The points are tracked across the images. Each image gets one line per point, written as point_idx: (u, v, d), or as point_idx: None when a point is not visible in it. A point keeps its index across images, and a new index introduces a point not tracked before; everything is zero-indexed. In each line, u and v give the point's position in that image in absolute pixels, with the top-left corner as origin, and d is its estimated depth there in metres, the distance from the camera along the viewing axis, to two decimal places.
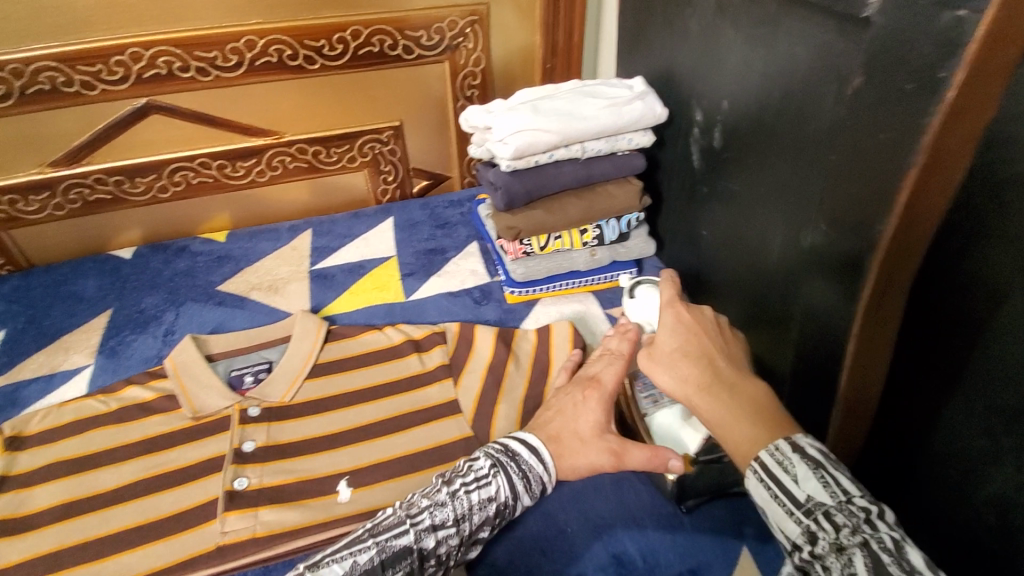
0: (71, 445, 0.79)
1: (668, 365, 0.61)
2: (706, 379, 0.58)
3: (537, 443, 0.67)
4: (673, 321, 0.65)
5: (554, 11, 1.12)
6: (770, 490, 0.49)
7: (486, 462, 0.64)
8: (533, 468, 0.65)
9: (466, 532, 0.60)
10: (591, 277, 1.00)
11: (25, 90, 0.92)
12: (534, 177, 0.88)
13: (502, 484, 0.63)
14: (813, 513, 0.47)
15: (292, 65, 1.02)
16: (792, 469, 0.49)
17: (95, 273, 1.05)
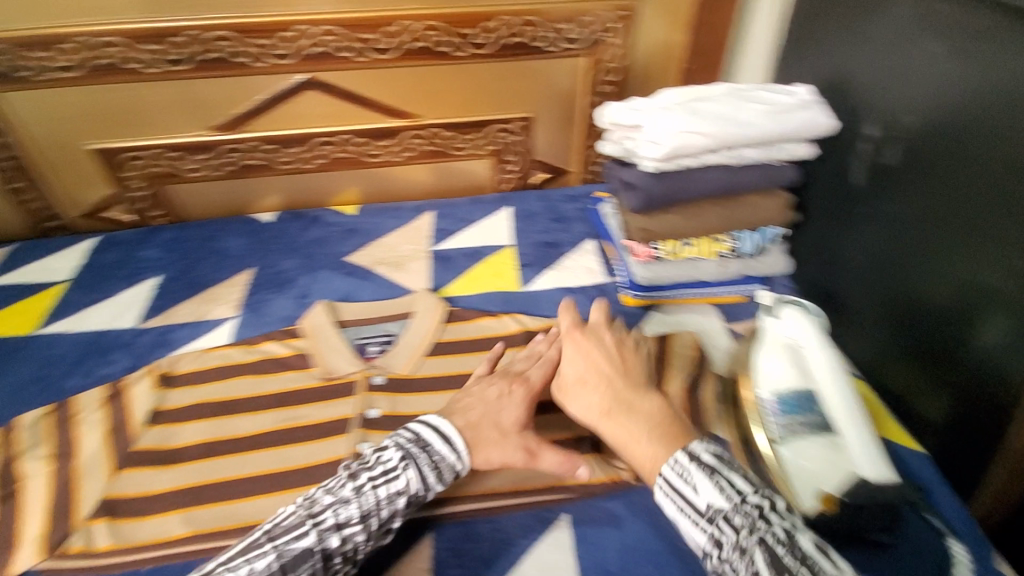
0: (214, 390, 0.84)
1: (574, 394, 0.69)
2: (608, 404, 0.65)
3: (444, 432, 0.66)
4: (574, 352, 0.72)
5: (703, 11, 1.09)
6: (675, 503, 0.56)
7: (393, 455, 0.63)
8: (443, 458, 0.64)
9: (375, 527, 0.59)
10: (718, 289, 0.96)
11: (203, 56, 1.00)
12: (678, 180, 0.86)
13: (412, 476, 0.61)
14: (714, 519, 0.53)
15: (441, 51, 1.06)
16: (691, 480, 0.55)
17: (240, 233, 1.14)
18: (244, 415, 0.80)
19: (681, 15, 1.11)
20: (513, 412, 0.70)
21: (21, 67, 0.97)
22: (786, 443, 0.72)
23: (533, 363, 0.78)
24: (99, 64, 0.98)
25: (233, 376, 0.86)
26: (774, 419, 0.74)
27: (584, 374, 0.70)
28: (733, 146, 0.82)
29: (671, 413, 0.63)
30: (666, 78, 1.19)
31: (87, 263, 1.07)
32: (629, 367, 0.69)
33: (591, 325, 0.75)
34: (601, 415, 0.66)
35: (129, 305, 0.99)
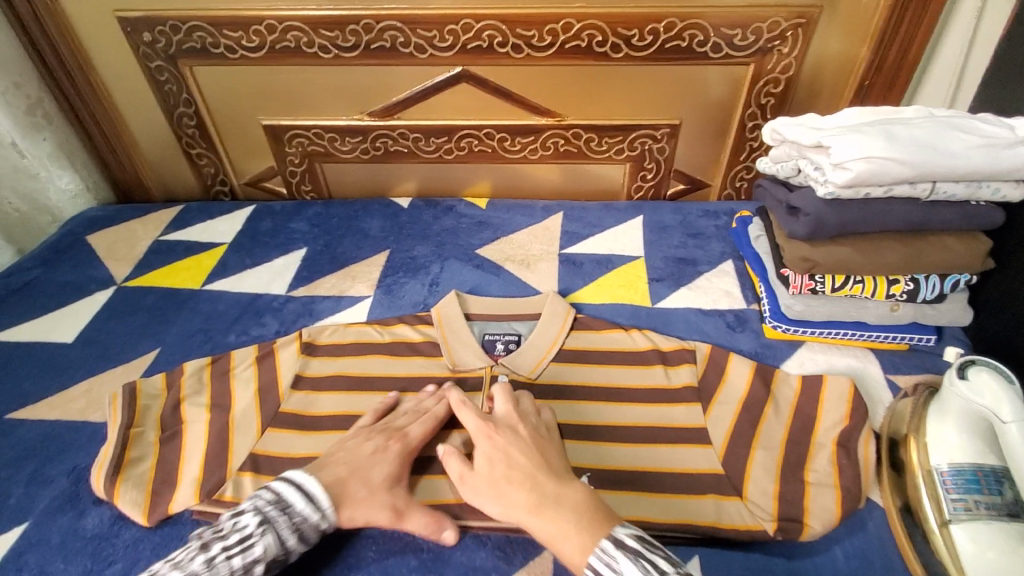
0: (350, 365, 0.85)
1: (494, 493, 0.59)
2: (534, 498, 0.57)
3: (316, 495, 0.61)
4: (489, 448, 0.62)
5: (898, 21, 0.97)
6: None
7: (249, 519, 0.57)
8: (306, 518, 0.60)
9: None
10: (880, 334, 0.86)
11: (370, 44, 1.05)
12: (856, 210, 0.77)
13: (270, 543, 0.56)
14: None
15: (598, 51, 1.03)
16: (618, 568, 0.50)
17: (379, 215, 1.19)
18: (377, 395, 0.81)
19: (870, 23, 0.99)
20: (380, 469, 0.66)
21: (216, 45, 1.07)
22: (961, 524, 0.63)
23: (416, 417, 0.73)
24: (282, 47, 1.06)
25: (367, 355, 0.86)
26: (951, 497, 0.65)
27: (503, 472, 0.60)
28: (934, 179, 0.73)
29: (597, 500, 0.57)
30: (838, 92, 1.08)
31: (245, 229, 1.17)
32: (548, 457, 0.62)
33: (501, 418, 0.66)
34: (528, 510, 0.57)
35: (279, 273, 1.06)
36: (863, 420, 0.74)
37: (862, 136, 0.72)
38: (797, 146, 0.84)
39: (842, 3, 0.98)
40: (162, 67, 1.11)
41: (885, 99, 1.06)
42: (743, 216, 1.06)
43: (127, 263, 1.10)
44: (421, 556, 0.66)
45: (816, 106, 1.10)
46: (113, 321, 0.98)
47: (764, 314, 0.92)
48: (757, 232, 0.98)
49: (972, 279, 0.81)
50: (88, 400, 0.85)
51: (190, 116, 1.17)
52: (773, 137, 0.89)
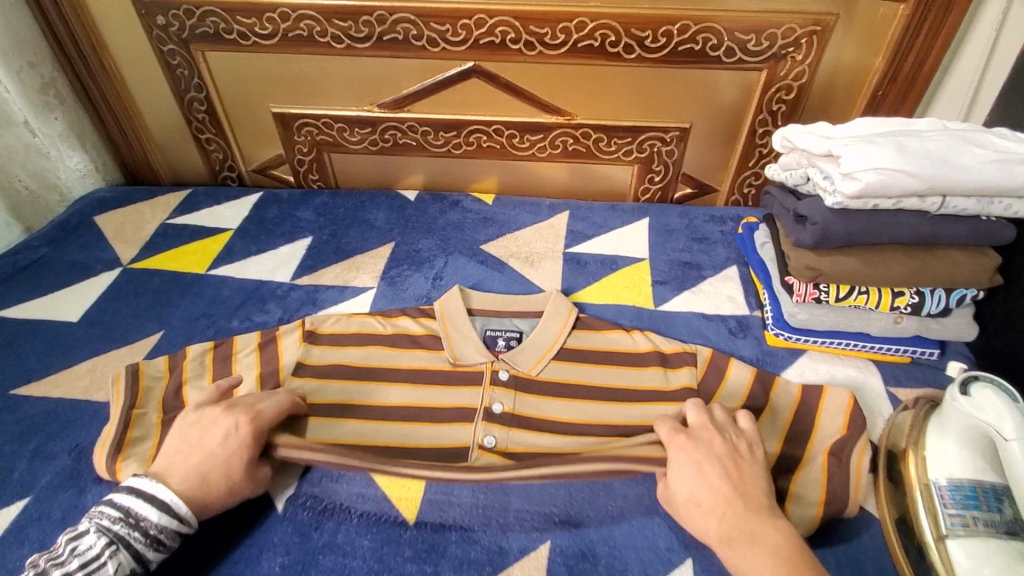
0: (350, 354, 0.85)
1: (686, 514, 0.62)
2: (724, 531, 0.58)
3: (170, 505, 0.61)
4: (683, 462, 0.63)
5: (913, 32, 0.97)
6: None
7: (94, 540, 0.57)
8: (160, 528, 0.60)
9: None
10: (883, 346, 0.86)
11: (383, 36, 1.04)
12: (864, 220, 0.77)
13: (121, 560, 0.57)
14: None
15: (611, 51, 1.03)
16: None
17: (385, 207, 1.19)
18: (378, 388, 0.81)
19: (885, 33, 0.99)
20: (229, 454, 0.64)
21: (230, 31, 1.07)
22: (958, 539, 0.63)
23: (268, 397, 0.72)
24: (294, 35, 1.06)
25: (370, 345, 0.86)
26: (950, 513, 0.65)
27: (696, 495, 0.61)
28: (943, 193, 0.73)
29: (798, 548, 0.57)
30: (850, 101, 1.07)
31: (251, 215, 1.17)
32: (747, 484, 0.61)
33: (695, 429, 0.67)
34: (718, 541, 0.59)
35: (284, 260, 1.07)
36: (862, 432, 0.73)
37: (873, 147, 0.72)
38: (806, 154, 0.84)
39: (859, 12, 0.97)
40: (175, 51, 1.11)
41: (898, 109, 1.06)
42: (749, 222, 1.06)
43: (134, 245, 1.10)
44: (416, 547, 0.66)
45: (828, 114, 1.09)
46: (117, 302, 0.98)
47: (767, 321, 0.91)
48: (763, 239, 0.98)
49: (978, 295, 0.81)
50: (92, 379, 0.85)
51: (201, 101, 1.17)
52: (784, 144, 0.89)
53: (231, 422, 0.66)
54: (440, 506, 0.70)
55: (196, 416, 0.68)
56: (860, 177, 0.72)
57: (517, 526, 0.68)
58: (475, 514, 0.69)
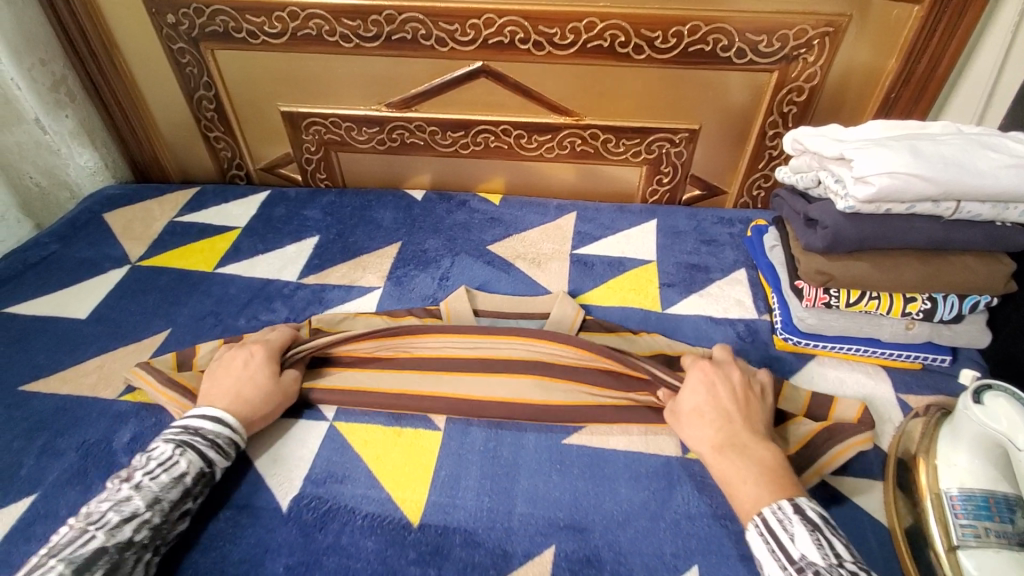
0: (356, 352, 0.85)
1: (688, 423, 0.71)
2: (720, 439, 0.67)
3: (218, 415, 0.70)
4: (697, 383, 0.73)
5: (927, 34, 0.96)
6: (767, 544, 0.58)
7: (165, 447, 0.67)
8: (220, 434, 0.69)
9: (167, 509, 0.63)
10: (894, 352, 0.85)
11: (392, 35, 1.04)
12: (876, 224, 0.76)
13: (192, 458, 0.67)
14: (805, 570, 0.55)
15: (620, 51, 1.02)
16: (789, 528, 0.58)
17: (392, 207, 1.19)
18: (389, 383, 0.81)
19: (899, 34, 0.97)
20: (253, 373, 0.76)
21: (239, 30, 1.07)
22: (969, 550, 0.62)
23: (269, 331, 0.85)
24: (303, 34, 1.06)
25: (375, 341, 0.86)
26: (962, 523, 0.64)
27: (701, 406, 0.71)
28: (958, 198, 0.71)
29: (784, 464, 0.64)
30: (862, 103, 1.06)
31: (259, 214, 1.17)
32: (751, 409, 0.70)
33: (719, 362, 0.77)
34: (712, 448, 0.67)
35: (291, 259, 1.07)
36: (868, 429, 0.73)
37: (886, 151, 0.71)
38: (818, 157, 0.83)
39: (872, 13, 0.96)
40: (184, 50, 1.11)
41: (911, 111, 1.04)
42: (759, 225, 1.05)
43: (143, 242, 1.11)
44: (420, 549, 0.66)
45: (839, 116, 1.08)
46: (125, 300, 0.99)
47: (776, 326, 0.90)
48: (772, 241, 0.97)
49: (992, 301, 0.79)
50: (99, 376, 0.86)
51: (210, 99, 1.17)
52: (795, 147, 0.88)
53: (247, 353, 0.78)
54: (444, 509, 0.70)
55: (218, 358, 0.79)
56: (873, 181, 0.70)
57: (521, 529, 0.68)
58: (479, 517, 0.69)
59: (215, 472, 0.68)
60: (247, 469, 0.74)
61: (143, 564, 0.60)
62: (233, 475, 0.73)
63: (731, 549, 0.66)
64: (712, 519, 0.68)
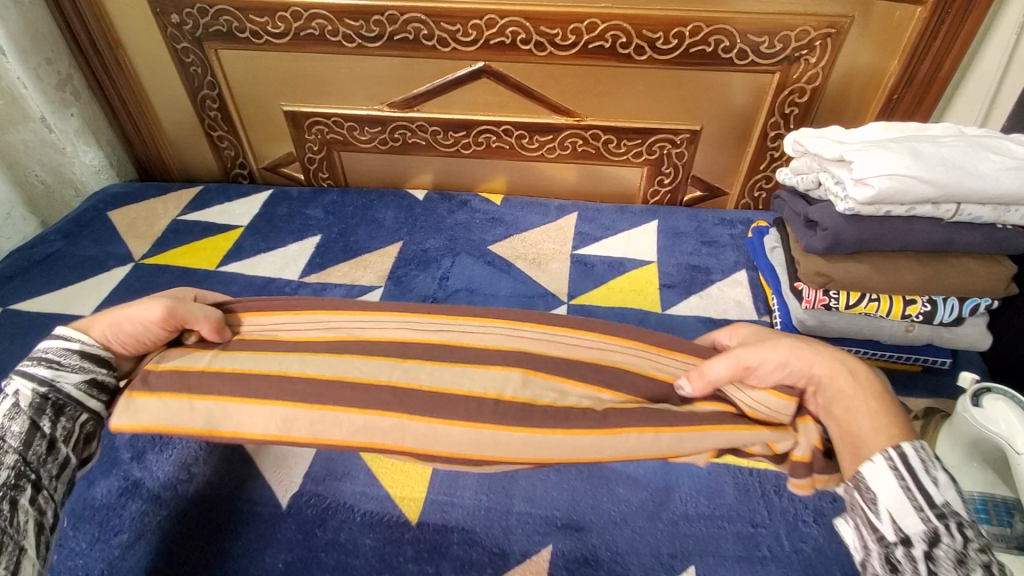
0: (304, 329, 0.74)
1: (782, 340, 0.64)
2: (823, 342, 0.64)
3: (51, 336, 0.65)
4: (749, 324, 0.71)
5: (931, 34, 0.95)
6: (901, 481, 0.51)
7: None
8: (50, 353, 0.64)
9: (18, 442, 0.58)
10: (893, 354, 0.85)
11: (394, 36, 1.05)
12: (876, 227, 0.75)
13: (25, 388, 0.61)
14: (946, 517, 0.48)
15: (621, 52, 1.02)
16: (934, 471, 0.50)
17: (394, 207, 1.19)
18: (336, 360, 0.68)
19: (902, 35, 0.97)
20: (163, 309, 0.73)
21: (242, 30, 1.07)
22: None
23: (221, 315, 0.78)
24: (307, 34, 1.06)
25: (330, 314, 0.75)
26: None
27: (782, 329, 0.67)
28: (958, 201, 0.71)
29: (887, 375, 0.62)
30: (865, 103, 1.06)
31: (262, 213, 1.18)
32: None
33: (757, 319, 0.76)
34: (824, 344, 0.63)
35: (293, 257, 1.07)
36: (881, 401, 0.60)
37: (887, 153, 0.71)
38: (818, 159, 0.83)
39: (876, 13, 0.95)
40: (188, 49, 1.12)
41: (914, 112, 1.04)
42: (760, 226, 1.05)
43: (147, 240, 1.12)
44: (417, 547, 0.66)
45: (841, 118, 1.08)
46: (129, 297, 0.99)
47: (776, 327, 0.90)
48: (773, 243, 0.97)
49: (992, 304, 0.79)
50: None
51: (214, 98, 1.18)
52: (795, 148, 0.89)
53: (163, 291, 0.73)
54: (443, 507, 0.70)
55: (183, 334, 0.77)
56: (873, 183, 0.70)
57: (518, 528, 0.68)
58: (476, 515, 0.69)
59: (65, 389, 0.62)
60: (247, 466, 0.74)
61: (24, 503, 0.56)
62: (235, 472, 0.73)
63: (728, 550, 0.66)
64: (709, 519, 0.69)
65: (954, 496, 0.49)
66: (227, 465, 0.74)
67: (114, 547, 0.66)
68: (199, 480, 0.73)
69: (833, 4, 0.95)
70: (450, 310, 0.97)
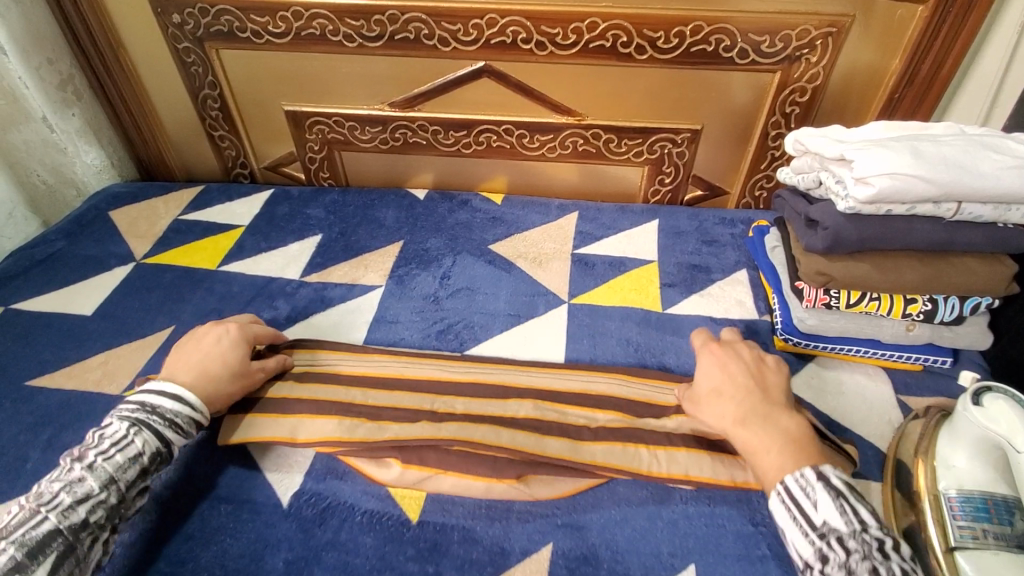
0: (346, 363, 0.85)
1: (709, 403, 0.71)
2: (741, 413, 0.68)
3: (182, 393, 0.71)
4: (710, 366, 0.74)
5: (932, 34, 0.95)
6: (789, 510, 0.60)
7: (119, 426, 0.66)
8: (177, 414, 0.69)
9: (122, 488, 0.64)
10: (894, 353, 0.85)
11: (395, 35, 1.05)
12: (877, 226, 0.75)
13: (148, 437, 0.66)
14: (828, 536, 0.57)
15: (622, 52, 1.02)
16: (812, 495, 0.59)
17: (394, 206, 1.20)
18: (379, 391, 0.81)
19: (903, 35, 0.97)
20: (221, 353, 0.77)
21: (243, 30, 1.08)
22: (966, 551, 0.63)
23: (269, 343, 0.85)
24: (307, 34, 1.06)
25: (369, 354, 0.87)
26: (963, 525, 0.64)
27: (718, 385, 0.72)
28: (959, 200, 0.71)
29: (809, 436, 0.65)
30: (866, 103, 1.06)
31: (263, 212, 1.18)
32: (770, 384, 0.71)
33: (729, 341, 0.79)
34: (735, 422, 0.67)
35: (294, 257, 1.07)
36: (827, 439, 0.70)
37: (887, 152, 0.71)
38: (819, 158, 0.83)
39: (877, 12, 0.95)
40: (190, 49, 1.12)
41: (915, 111, 1.04)
42: (760, 226, 1.05)
43: (148, 240, 1.12)
44: (418, 546, 0.67)
45: (842, 117, 1.08)
46: (129, 297, 0.99)
47: (776, 326, 0.90)
48: (773, 243, 0.97)
49: (993, 303, 0.79)
50: (104, 372, 0.87)
51: (215, 98, 1.18)
52: (796, 147, 0.89)
53: (221, 329, 0.79)
54: (443, 506, 0.70)
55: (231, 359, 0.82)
56: (873, 182, 0.70)
57: (518, 527, 0.68)
58: (476, 514, 0.69)
59: (172, 451, 0.68)
60: (249, 466, 0.74)
61: (102, 542, 0.62)
62: (236, 471, 0.74)
63: (728, 549, 0.66)
64: (709, 518, 0.69)
65: (827, 515, 0.58)
66: (228, 464, 0.75)
67: (116, 545, 0.67)
68: (200, 479, 0.73)
69: (834, 3, 0.95)
70: (451, 310, 0.97)
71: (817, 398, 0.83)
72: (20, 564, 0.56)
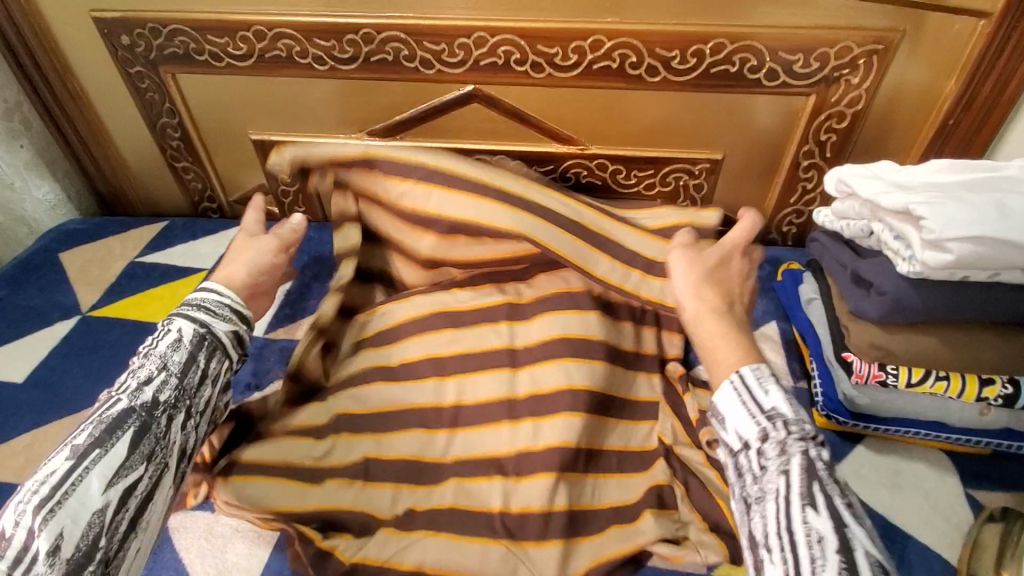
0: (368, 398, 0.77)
1: (698, 275, 0.68)
2: (716, 304, 0.64)
3: (210, 290, 0.69)
4: (723, 249, 0.71)
5: (995, 52, 0.81)
6: (739, 395, 0.55)
7: (161, 321, 0.65)
8: (210, 300, 0.68)
9: (178, 370, 0.61)
10: (961, 437, 0.70)
11: (371, 57, 0.92)
12: (948, 293, 0.61)
13: (187, 323, 0.65)
14: (774, 418, 0.52)
15: (631, 73, 0.89)
16: (765, 384, 0.54)
17: None
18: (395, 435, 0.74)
19: (961, 52, 0.83)
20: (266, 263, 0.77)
21: (200, 52, 0.95)
22: None
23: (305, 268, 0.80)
24: (272, 56, 0.94)
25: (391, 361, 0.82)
26: None
27: (712, 267, 0.69)
28: None
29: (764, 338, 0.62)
30: (914, 131, 0.92)
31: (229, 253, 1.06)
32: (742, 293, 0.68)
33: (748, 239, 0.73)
34: (705, 311, 0.64)
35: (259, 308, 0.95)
36: None
37: (969, 208, 0.56)
38: (870, 205, 0.69)
39: (930, 28, 0.81)
40: (143, 74, 1.00)
41: (970, 142, 0.89)
42: (791, 269, 0.90)
43: (98, 287, 1.00)
44: None
45: (883, 147, 0.94)
46: (69, 359, 0.87)
47: (816, 399, 0.76)
48: (810, 293, 0.82)
49: None
50: (29, 459, 0.75)
51: (175, 127, 1.06)
52: (839, 188, 0.74)
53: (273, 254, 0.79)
54: None
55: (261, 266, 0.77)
56: (951, 248, 0.56)
57: None
58: None
59: (216, 334, 0.66)
60: None
61: (175, 425, 0.60)
62: None
63: None
64: None
65: (777, 399, 0.53)
66: None
67: None
68: None
69: (878, 16, 0.81)
70: None
71: (868, 491, 0.69)
72: (100, 438, 0.54)
